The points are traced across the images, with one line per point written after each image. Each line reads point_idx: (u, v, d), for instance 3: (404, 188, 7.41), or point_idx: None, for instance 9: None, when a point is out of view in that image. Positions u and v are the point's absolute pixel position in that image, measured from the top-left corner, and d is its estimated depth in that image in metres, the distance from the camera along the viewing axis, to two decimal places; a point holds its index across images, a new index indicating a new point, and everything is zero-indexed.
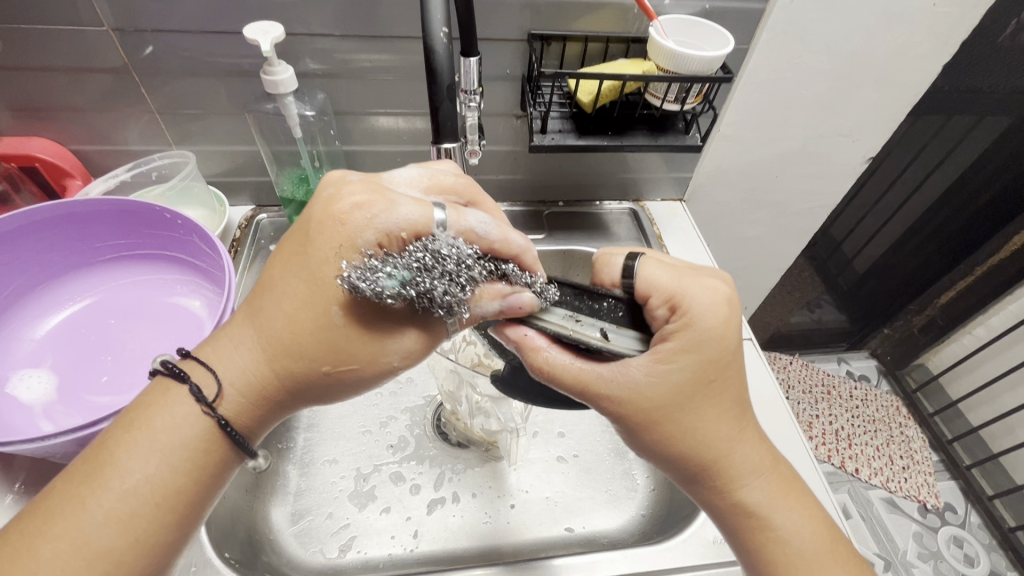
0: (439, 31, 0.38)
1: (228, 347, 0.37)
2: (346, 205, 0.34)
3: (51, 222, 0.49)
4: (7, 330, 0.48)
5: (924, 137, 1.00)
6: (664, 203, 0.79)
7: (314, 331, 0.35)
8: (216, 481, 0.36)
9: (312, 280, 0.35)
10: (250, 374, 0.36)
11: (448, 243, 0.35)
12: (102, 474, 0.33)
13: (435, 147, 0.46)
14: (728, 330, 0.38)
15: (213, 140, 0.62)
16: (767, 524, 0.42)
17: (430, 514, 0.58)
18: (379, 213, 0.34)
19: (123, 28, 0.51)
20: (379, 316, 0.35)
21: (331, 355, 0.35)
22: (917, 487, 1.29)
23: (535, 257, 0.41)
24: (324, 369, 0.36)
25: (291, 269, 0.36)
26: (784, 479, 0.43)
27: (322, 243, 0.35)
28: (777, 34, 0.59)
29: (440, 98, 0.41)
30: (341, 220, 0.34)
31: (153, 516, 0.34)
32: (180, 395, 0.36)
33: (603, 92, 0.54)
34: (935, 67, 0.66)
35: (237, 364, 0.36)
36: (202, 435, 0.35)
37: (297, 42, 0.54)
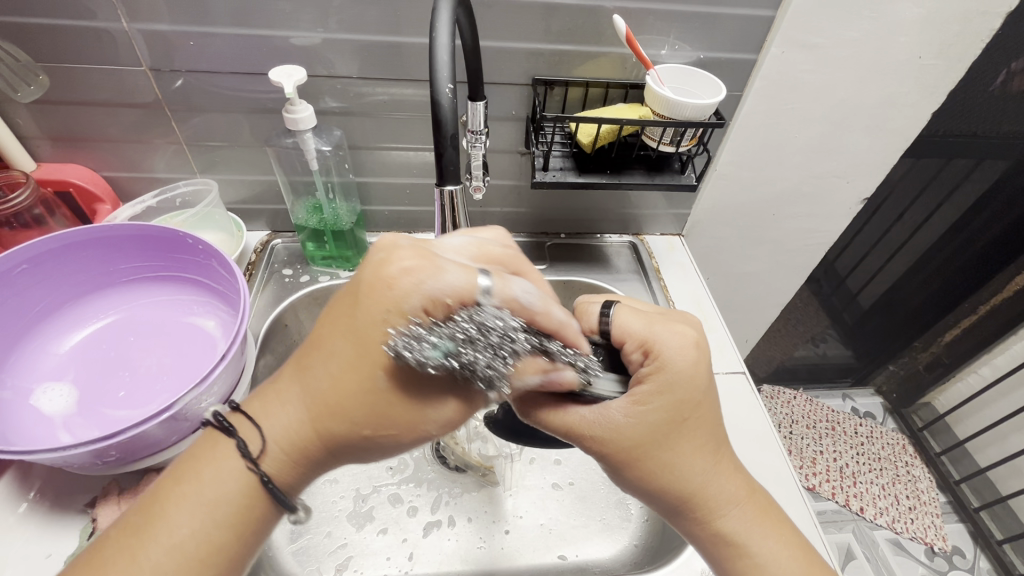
0: (444, 87, 0.41)
1: (275, 403, 0.38)
2: (394, 269, 0.35)
3: (84, 245, 0.52)
4: (35, 346, 0.51)
5: (923, 178, 1.03)
6: (663, 237, 0.82)
7: (356, 395, 0.36)
8: (255, 536, 0.37)
9: (359, 345, 0.35)
10: (292, 434, 0.37)
11: (494, 315, 0.36)
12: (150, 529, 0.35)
13: (440, 190, 0.47)
14: (698, 369, 0.40)
15: (235, 170, 0.66)
16: (745, 552, 0.43)
17: (426, 537, 0.59)
18: (427, 279, 0.35)
19: (159, 68, 0.55)
20: (421, 383, 0.36)
21: (373, 419, 0.36)
22: (924, 529, 1.26)
23: (576, 331, 0.42)
24: (361, 433, 0.36)
25: (339, 332, 0.36)
26: (762, 508, 0.44)
27: (369, 307, 0.35)
28: (769, 83, 0.63)
29: (443, 146, 0.43)
30: (390, 284, 0.35)
31: (196, 571, 0.34)
32: (229, 451, 0.37)
33: (602, 135, 0.57)
34: (926, 115, 0.68)
35: (284, 424, 0.37)
36: (245, 491, 0.36)
37: (318, 82, 0.58)
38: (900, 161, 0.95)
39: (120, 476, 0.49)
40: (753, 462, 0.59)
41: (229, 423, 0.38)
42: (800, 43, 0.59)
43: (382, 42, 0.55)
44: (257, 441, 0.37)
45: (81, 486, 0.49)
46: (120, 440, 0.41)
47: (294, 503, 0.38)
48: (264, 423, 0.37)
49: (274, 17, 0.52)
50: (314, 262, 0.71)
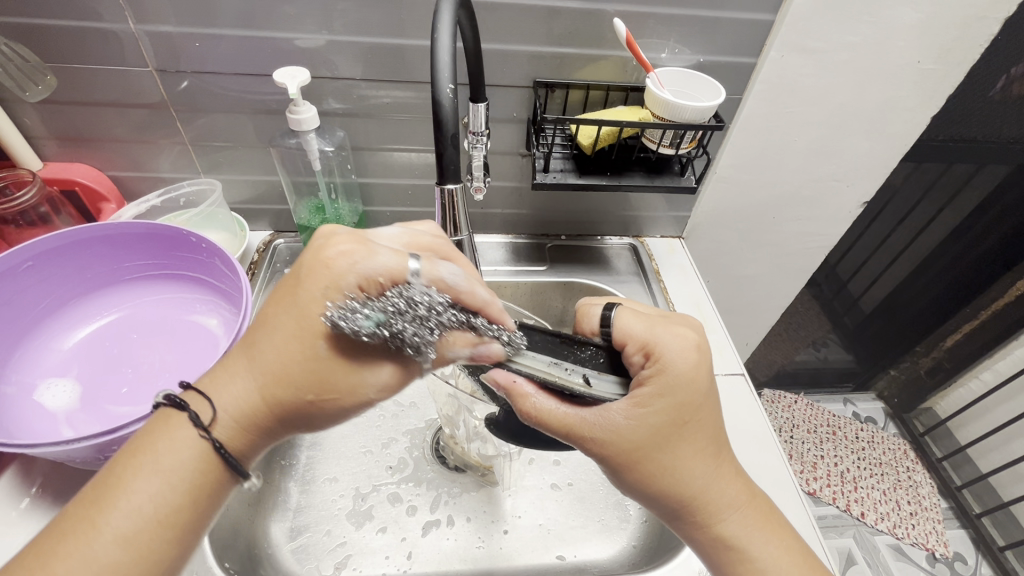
0: (445, 88, 0.41)
1: (222, 377, 0.38)
2: (332, 252, 0.36)
3: (90, 242, 0.53)
4: (39, 342, 0.52)
5: (924, 183, 1.03)
6: (663, 240, 0.82)
7: (293, 363, 0.36)
8: (213, 500, 0.37)
9: (298, 315, 0.36)
10: (241, 403, 0.37)
11: (422, 291, 0.37)
12: (110, 497, 0.35)
13: (441, 189, 0.47)
14: (699, 373, 0.41)
15: (239, 170, 0.66)
16: (745, 557, 0.43)
17: (425, 536, 0.59)
18: (360, 260, 0.36)
19: (165, 69, 0.56)
20: (357, 349, 0.36)
21: (314, 384, 0.37)
22: (925, 534, 1.26)
23: (502, 310, 0.41)
24: (306, 397, 0.37)
25: (281, 306, 0.37)
26: (762, 512, 0.44)
27: (308, 283, 0.36)
28: (769, 87, 0.63)
29: (444, 146, 0.44)
30: (327, 265, 0.36)
31: (155, 534, 0.35)
32: (182, 422, 0.37)
33: (602, 137, 0.58)
34: (925, 119, 0.69)
35: (232, 392, 0.37)
36: (201, 458, 0.36)
37: (321, 84, 0.58)
38: (900, 165, 0.95)
39: None
40: (752, 464, 0.59)
41: (182, 398, 0.38)
42: (799, 47, 0.60)
43: (385, 45, 0.56)
44: (207, 410, 0.37)
45: (82, 481, 0.49)
46: (122, 434, 0.42)
47: (247, 470, 0.38)
48: (214, 395, 0.38)
49: (279, 20, 0.53)
50: None
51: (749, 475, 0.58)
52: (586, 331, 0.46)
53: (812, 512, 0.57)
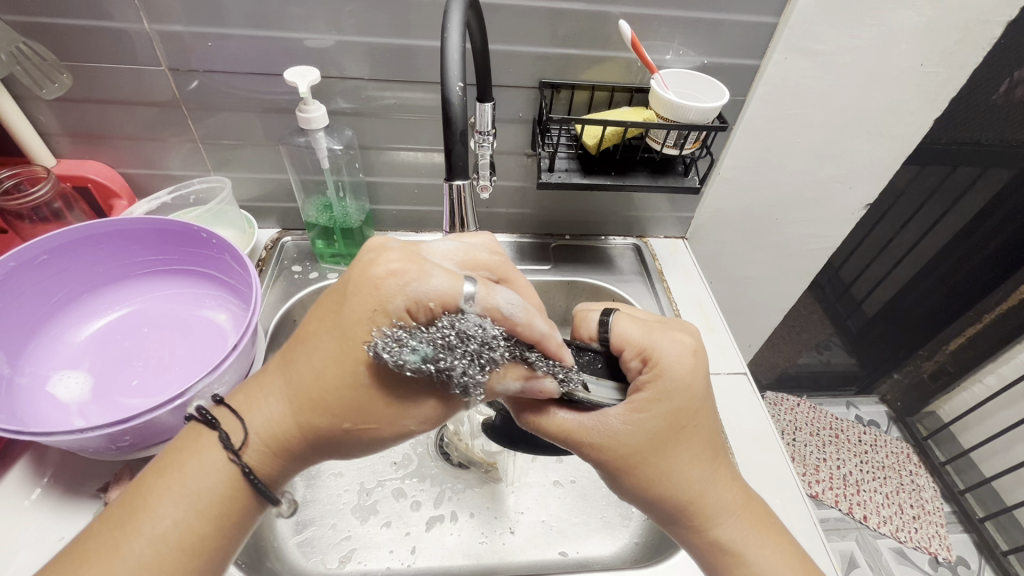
0: (454, 86, 0.42)
1: (261, 399, 0.39)
2: (381, 270, 0.36)
3: (102, 238, 0.54)
4: (53, 334, 0.53)
5: (927, 186, 1.03)
6: (666, 240, 0.83)
7: (335, 391, 0.37)
8: (238, 527, 0.38)
9: (344, 341, 0.37)
10: (276, 426, 0.38)
11: (475, 323, 0.36)
12: (134, 521, 0.35)
13: (449, 185, 0.48)
14: (696, 378, 0.41)
15: (248, 168, 0.67)
16: (742, 562, 0.43)
17: (429, 531, 0.60)
18: (412, 282, 0.36)
19: (177, 68, 0.57)
20: (401, 382, 0.37)
21: (352, 413, 0.37)
22: (928, 538, 1.25)
23: (560, 344, 0.40)
24: (344, 426, 0.38)
25: (327, 329, 0.38)
26: (758, 515, 0.45)
27: (356, 305, 0.36)
28: (772, 89, 0.64)
29: (453, 142, 0.45)
30: (376, 285, 0.36)
31: (179, 560, 0.35)
32: (213, 444, 0.38)
33: (606, 137, 0.59)
34: (927, 122, 0.69)
35: (266, 416, 0.38)
36: (227, 483, 0.37)
37: (330, 84, 0.59)
38: (903, 169, 0.96)
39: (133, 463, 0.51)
40: (754, 463, 0.60)
41: (216, 418, 0.39)
42: (802, 50, 0.60)
43: (393, 45, 0.56)
44: (239, 432, 0.38)
45: (93, 472, 0.50)
46: (134, 425, 0.43)
47: (275, 497, 0.39)
48: (250, 418, 0.39)
49: (289, 21, 0.54)
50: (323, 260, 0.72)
51: (751, 473, 0.59)
52: (582, 336, 0.47)
53: (813, 511, 0.57)
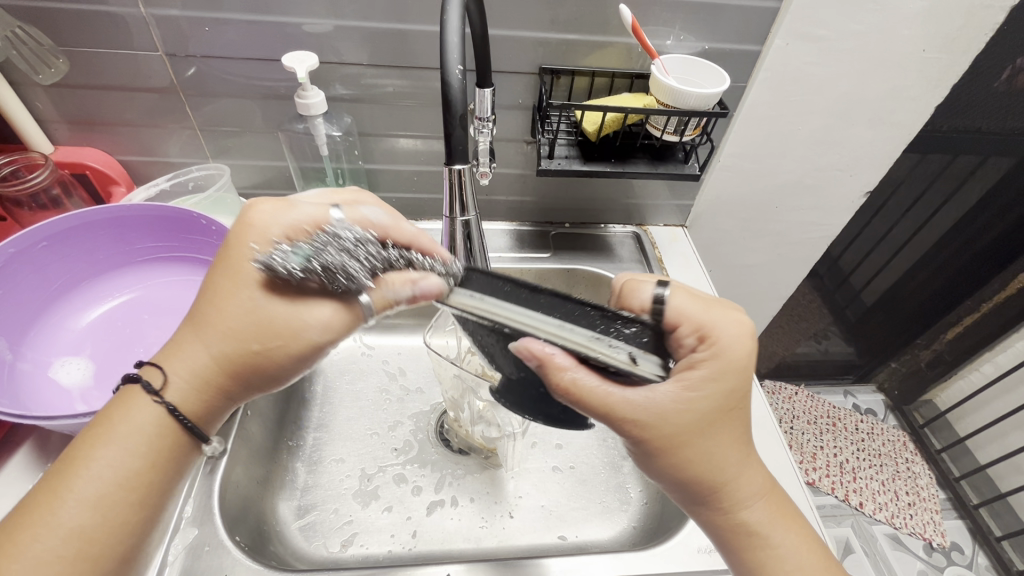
0: (454, 69, 0.42)
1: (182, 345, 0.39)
2: (256, 214, 0.39)
3: (101, 224, 0.54)
4: (53, 321, 0.52)
5: (927, 175, 1.03)
6: (666, 228, 0.82)
7: (241, 315, 0.38)
8: (174, 461, 0.39)
9: (232, 270, 0.39)
10: (193, 365, 0.39)
11: (347, 230, 0.39)
12: (69, 467, 0.36)
13: (449, 169, 0.48)
14: (748, 359, 0.42)
15: (247, 155, 0.67)
16: (766, 544, 0.44)
17: (429, 515, 0.61)
18: (282, 214, 0.39)
19: (174, 54, 0.56)
20: (294, 291, 0.38)
21: (256, 332, 0.38)
22: (923, 524, 1.27)
23: (433, 242, 0.44)
24: (251, 346, 0.38)
25: (218, 268, 0.39)
26: (781, 501, 0.46)
27: (236, 241, 0.39)
28: (772, 75, 0.63)
29: (453, 126, 0.44)
30: (250, 223, 0.39)
31: (122, 498, 0.36)
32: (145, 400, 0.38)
33: (606, 123, 0.58)
34: (929, 109, 0.69)
35: (183, 356, 0.39)
36: (155, 419, 0.38)
37: (329, 70, 0.59)
38: (903, 156, 0.95)
39: None
40: None
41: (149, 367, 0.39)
42: (803, 35, 0.60)
43: (390, 30, 0.56)
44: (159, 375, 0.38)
45: None
46: None
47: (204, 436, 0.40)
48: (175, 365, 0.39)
49: (287, 5, 0.53)
50: None
51: None
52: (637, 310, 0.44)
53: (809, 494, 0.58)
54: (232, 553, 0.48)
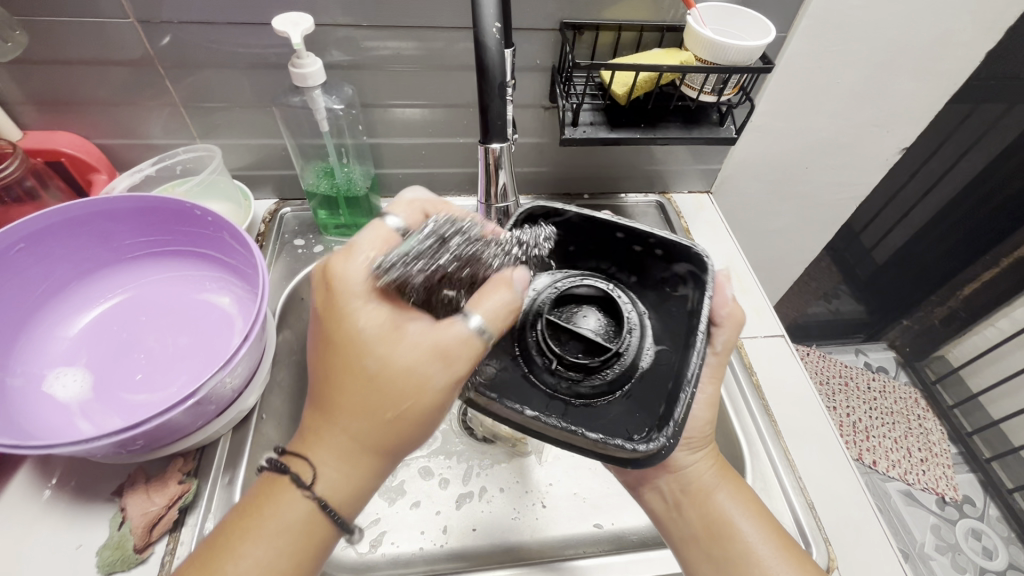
0: (492, 27, 0.37)
1: (317, 435, 0.36)
2: (338, 263, 0.36)
3: (83, 220, 0.48)
4: (43, 329, 0.48)
5: (953, 126, 0.98)
6: (691, 196, 0.77)
7: (353, 390, 0.35)
8: (320, 554, 0.36)
9: (341, 346, 0.35)
10: (339, 456, 0.35)
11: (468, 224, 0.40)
12: (224, 557, 0.33)
13: (485, 148, 0.45)
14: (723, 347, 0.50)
15: (237, 133, 0.61)
16: (708, 499, 0.45)
17: (459, 508, 0.59)
18: (354, 254, 0.36)
19: (147, 21, 0.50)
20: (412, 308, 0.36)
21: (388, 402, 0.34)
22: (935, 479, 1.29)
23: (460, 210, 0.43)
24: (385, 417, 0.35)
25: (326, 347, 0.36)
26: (726, 473, 0.47)
27: (338, 292, 0.35)
28: (815, 22, 0.57)
29: (491, 97, 0.41)
30: (334, 279, 0.35)
31: None
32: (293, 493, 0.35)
33: (638, 84, 0.52)
34: (979, 55, 0.63)
35: (327, 454, 0.35)
36: (306, 517, 0.35)
37: (322, 34, 0.52)
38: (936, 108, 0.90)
39: (145, 464, 0.47)
40: (797, 426, 0.55)
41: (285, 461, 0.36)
42: None
43: None
44: (310, 470, 0.35)
45: (106, 473, 0.47)
46: (146, 428, 0.39)
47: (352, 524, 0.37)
48: (316, 460, 0.35)
49: None
50: (327, 232, 0.66)
51: (795, 440, 0.54)
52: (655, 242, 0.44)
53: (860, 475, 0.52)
54: None
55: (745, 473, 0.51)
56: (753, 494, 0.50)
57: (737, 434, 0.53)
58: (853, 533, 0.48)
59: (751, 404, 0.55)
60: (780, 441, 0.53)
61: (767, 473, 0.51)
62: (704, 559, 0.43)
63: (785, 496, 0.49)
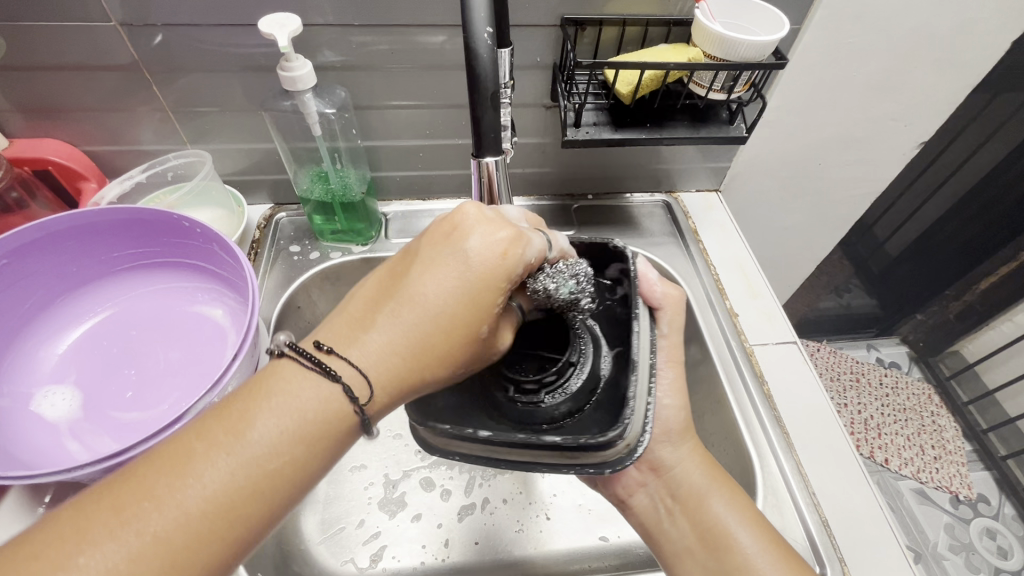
0: (483, 31, 0.35)
1: (383, 352, 0.33)
2: (505, 240, 0.34)
3: (70, 234, 0.47)
4: (30, 346, 0.46)
5: (973, 116, 0.94)
6: (699, 195, 0.75)
7: (448, 336, 0.33)
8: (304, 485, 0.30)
9: (469, 301, 0.33)
10: (395, 374, 0.33)
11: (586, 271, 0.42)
12: (231, 433, 0.29)
13: (477, 162, 0.42)
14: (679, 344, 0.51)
15: (229, 138, 0.59)
16: (701, 506, 0.43)
17: (461, 521, 0.57)
18: (527, 247, 0.35)
19: (131, 24, 0.48)
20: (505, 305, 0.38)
21: (471, 360, 0.35)
22: (948, 478, 1.27)
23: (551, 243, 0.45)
24: (459, 368, 0.35)
25: (445, 283, 0.33)
26: (716, 474, 0.46)
27: (502, 271, 0.34)
28: (831, 12, 0.54)
29: (483, 108, 0.38)
30: (503, 254, 0.34)
31: (245, 502, 0.28)
32: (326, 389, 0.31)
33: (643, 83, 0.50)
34: (1004, 45, 0.60)
35: (382, 361, 0.32)
36: (329, 426, 0.31)
37: (313, 33, 0.50)
38: None
39: None
40: (810, 439, 0.53)
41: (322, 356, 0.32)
42: None
43: None
44: (363, 382, 0.32)
45: None
46: (134, 453, 0.38)
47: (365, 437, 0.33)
48: (372, 373, 0.32)
49: None
50: (323, 238, 0.64)
51: (810, 454, 0.52)
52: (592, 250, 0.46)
53: (878, 490, 0.50)
54: None
55: (756, 487, 0.50)
56: (764, 509, 0.48)
57: (747, 445, 0.52)
58: (870, 550, 0.47)
59: (762, 416, 0.53)
60: (793, 454, 0.51)
61: (778, 486, 0.49)
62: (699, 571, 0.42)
63: (798, 511, 0.48)
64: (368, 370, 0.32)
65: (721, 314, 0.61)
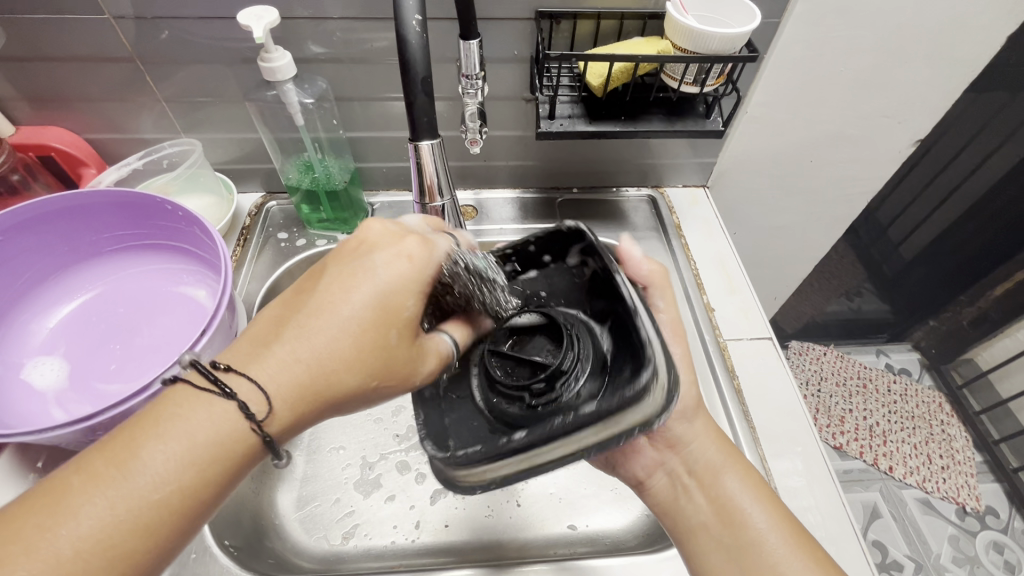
0: (412, 20, 0.38)
1: (285, 364, 0.33)
2: (409, 247, 0.36)
3: (62, 214, 0.50)
4: (25, 319, 0.50)
5: (985, 117, 0.91)
6: (685, 190, 0.75)
7: (357, 341, 0.34)
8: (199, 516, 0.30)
9: (379, 305, 0.34)
10: (298, 389, 0.33)
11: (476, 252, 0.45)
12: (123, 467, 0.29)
13: (414, 146, 0.43)
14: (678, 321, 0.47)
15: (221, 128, 0.61)
16: (716, 482, 0.44)
17: (433, 504, 0.59)
18: (431, 253, 0.37)
19: (122, 16, 0.50)
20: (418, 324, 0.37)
21: (383, 371, 0.35)
22: (956, 488, 1.23)
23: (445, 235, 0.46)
24: (371, 384, 0.35)
25: (350, 294, 0.34)
26: (729, 448, 0.46)
27: (405, 273, 0.36)
28: (813, 6, 0.54)
29: (415, 93, 0.40)
30: (408, 257, 0.36)
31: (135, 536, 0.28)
32: (220, 410, 0.31)
33: (614, 75, 0.50)
34: (1000, 40, 0.58)
35: (285, 375, 0.33)
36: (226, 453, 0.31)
37: (297, 27, 0.52)
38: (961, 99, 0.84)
39: None
40: (779, 437, 0.52)
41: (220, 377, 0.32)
42: None
43: None
44: (261, 396, 0.32)
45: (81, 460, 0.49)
46: (104, 418, 0.40)
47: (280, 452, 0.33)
48: (272, 386, 0.32)
49: None
50: (310, 226, 0.66)
51: (777, 449, 0.52)
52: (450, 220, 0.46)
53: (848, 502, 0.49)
54: (218, 561, 0.48)
55: None
56: None
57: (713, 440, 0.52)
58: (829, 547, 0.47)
59: (730, 409, 0.53)
60: (758, 448, 0.51)
61: None
62: (713, 546, 0.42)
63: None
64: (268, 388, 0.32)
65: (698, 308, 0.61)
